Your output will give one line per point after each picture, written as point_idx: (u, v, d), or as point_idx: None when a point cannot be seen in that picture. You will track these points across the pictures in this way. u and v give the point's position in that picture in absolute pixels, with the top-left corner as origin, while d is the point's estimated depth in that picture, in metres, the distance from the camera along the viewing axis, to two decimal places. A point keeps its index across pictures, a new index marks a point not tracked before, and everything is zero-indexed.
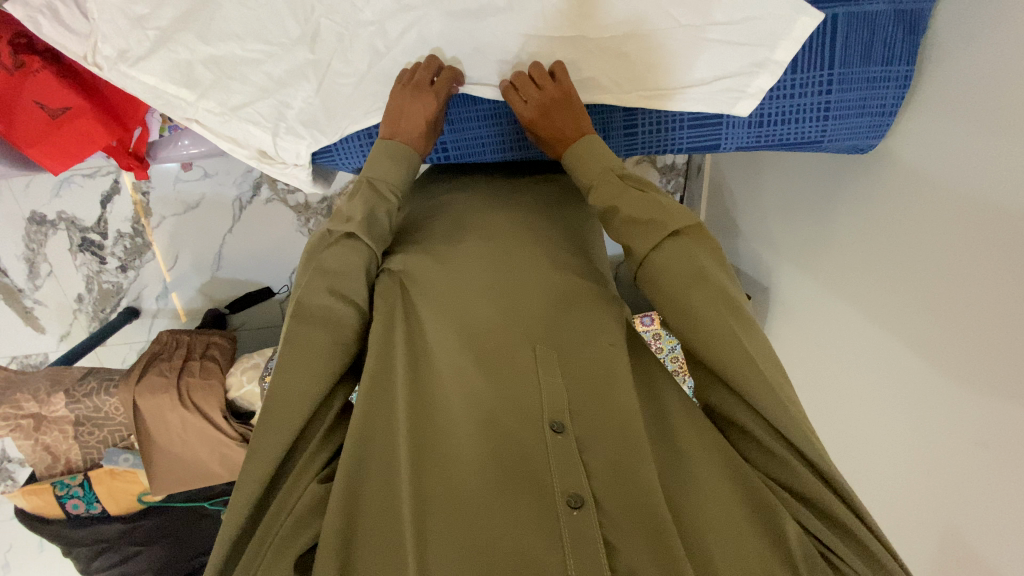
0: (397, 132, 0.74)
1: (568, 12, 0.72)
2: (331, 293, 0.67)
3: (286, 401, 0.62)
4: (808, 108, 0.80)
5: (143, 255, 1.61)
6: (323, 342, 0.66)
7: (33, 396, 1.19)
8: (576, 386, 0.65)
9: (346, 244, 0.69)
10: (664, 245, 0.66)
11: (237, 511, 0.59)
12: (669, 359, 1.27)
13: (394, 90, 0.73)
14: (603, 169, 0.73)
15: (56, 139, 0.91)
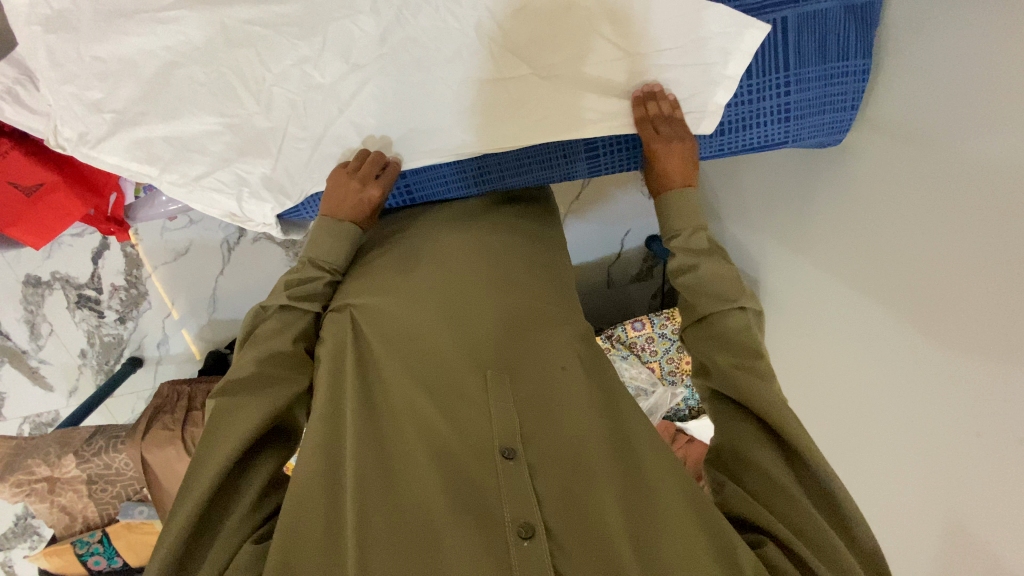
0: (339, 212, 0.75)
1: (521, 51, 0.72)
2: (260, 363, 0.67)
3: (219, 445, 0.61)
4: (767, 112, 0.80)
5: (140, 305, 1.63)
6: (251, 405, 0.65)
7: (44, 460, 1.22)
8: (528, 413, 0.65)
9: (282, 314, 0.72)
10: (733, 317, 0.71)
11: (174, 541, 0.56)
12: (665, 362, 1.26)
13: (338, 173, 0.75)
14: (691, 226, 0.76)
15: (33, 215, 0.94)
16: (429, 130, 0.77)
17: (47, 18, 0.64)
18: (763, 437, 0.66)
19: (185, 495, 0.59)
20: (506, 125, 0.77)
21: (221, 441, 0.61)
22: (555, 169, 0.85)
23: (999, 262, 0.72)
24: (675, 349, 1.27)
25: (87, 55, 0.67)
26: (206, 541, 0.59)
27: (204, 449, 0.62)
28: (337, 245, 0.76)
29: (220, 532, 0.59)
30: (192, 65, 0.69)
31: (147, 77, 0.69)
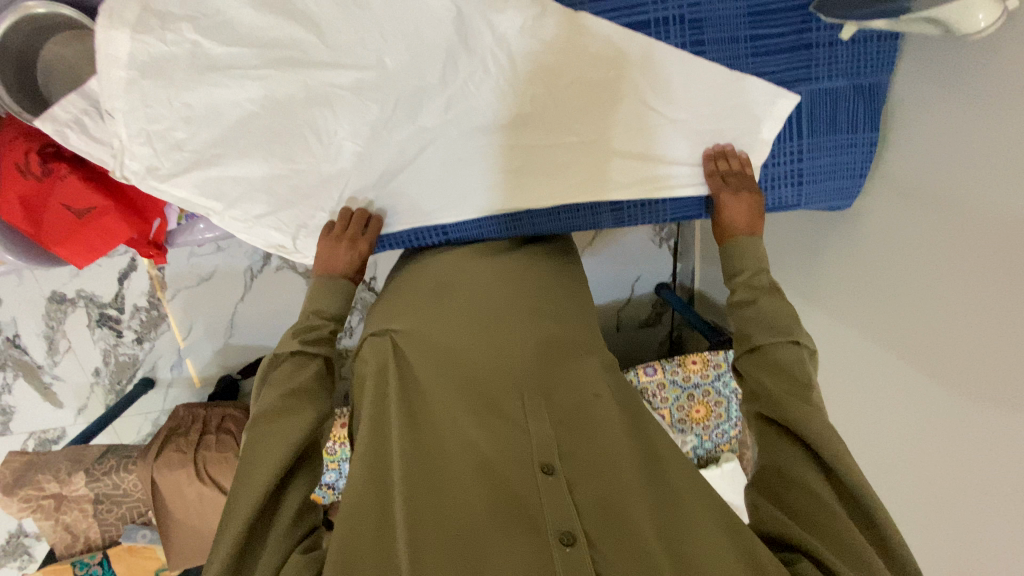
0: (334, 270, 0.81)
1: (563, 112, 0.79)
2: (282, 398, 0.70)
3: (259, 466, 0.64)
4: (782, 176, 0.86)
5: (158, 326, 1.66)
6: (281, 430, 0.67)
7: (54, 477, 1.23)
8: (564, 431, 0.68)
9: (296, 359, 0.75)
10: (784, 348, 0.72)
11: (225, 551, 0.58)
12: (676, 409, 1.28)
13: (328, 236, 0.82)
14: (753, 267, 0.79)
15: (81, 235, 0.98)
16: (474, 177, 0.84)
17: (143, 64, 0.70)
18: (801, 455, 0.65)
19: (230, 512, 0.61)
20: (542, 178, 0.84)
21: (258, 465, 0.64)
22: (582, 220, 0.89)
23: (992, 329, 0.75)
24: (686, 397, 1.29)
25: (175, 101, 0.73)
26: (253, 554, 0.61)
27: (243, 471, 0.64)
28: (335, 297, 0.81)
29: (264, 545, 0.61)
30: (272, 118, 0.75)
31: (230, 125, 0.75)
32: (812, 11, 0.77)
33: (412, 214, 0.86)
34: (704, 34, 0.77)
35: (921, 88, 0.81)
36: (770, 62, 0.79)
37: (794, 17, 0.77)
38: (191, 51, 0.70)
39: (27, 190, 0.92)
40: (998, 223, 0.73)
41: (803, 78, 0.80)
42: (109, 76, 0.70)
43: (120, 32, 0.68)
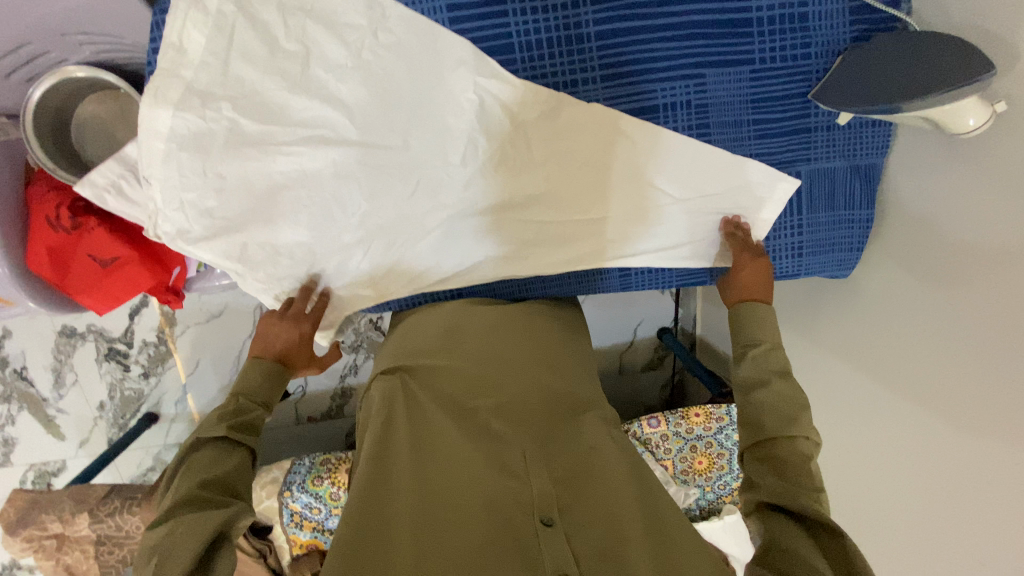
0: (272, 350, 0.80)
1: (574, 192, 0.86)
2: (202, 486, 0.64)
3: (189, 558, 0.59)
4: (784, 248, 0.90)
5: (165, 361, 1.68)
6: (206, 517, 0.62)
7: (58, 517, 1.24)
8: (564, 485, 0.67)
9: (216, 445, 0.69)
10: (795, 439, 0.68)
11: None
12: (678, 460, 1.30)
13: (269, 318, 0.82)
14: (770, 341, 0.78)
15: (105, 285, 1.01)
16: (489, 246, 0.89)
17: (183, 138, 0.75)
18: (811, 540, 0.57)
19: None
20: (554, 245, 0.89)
21: (171, 557, 0.59)
22: (591, 283, 0.94)
23: (970, 400, 0.79)
24: (689, 449, 1.31)
25: (209, 172, 0.78)
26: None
27: (173, 563, 0.59)
28: (266, 377, 0.77)
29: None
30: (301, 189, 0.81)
31: (260, 195, 0.80)
32: (809, 99, 0.82)
33: (429, 276, 0.90)
34: (709, 117, 0.82)
35: (909, 173, 0.86)
36: (771, 143, 0.84)
37: (794, 103, 0.83)
38: (228, 126, 0.76)
39: (56, 242, 0.95)
40: (987, 305, 0.76)
41: (802, 158, 0.85)
42: (149, 148, 0.74)
43: (165, 109, 0.73)
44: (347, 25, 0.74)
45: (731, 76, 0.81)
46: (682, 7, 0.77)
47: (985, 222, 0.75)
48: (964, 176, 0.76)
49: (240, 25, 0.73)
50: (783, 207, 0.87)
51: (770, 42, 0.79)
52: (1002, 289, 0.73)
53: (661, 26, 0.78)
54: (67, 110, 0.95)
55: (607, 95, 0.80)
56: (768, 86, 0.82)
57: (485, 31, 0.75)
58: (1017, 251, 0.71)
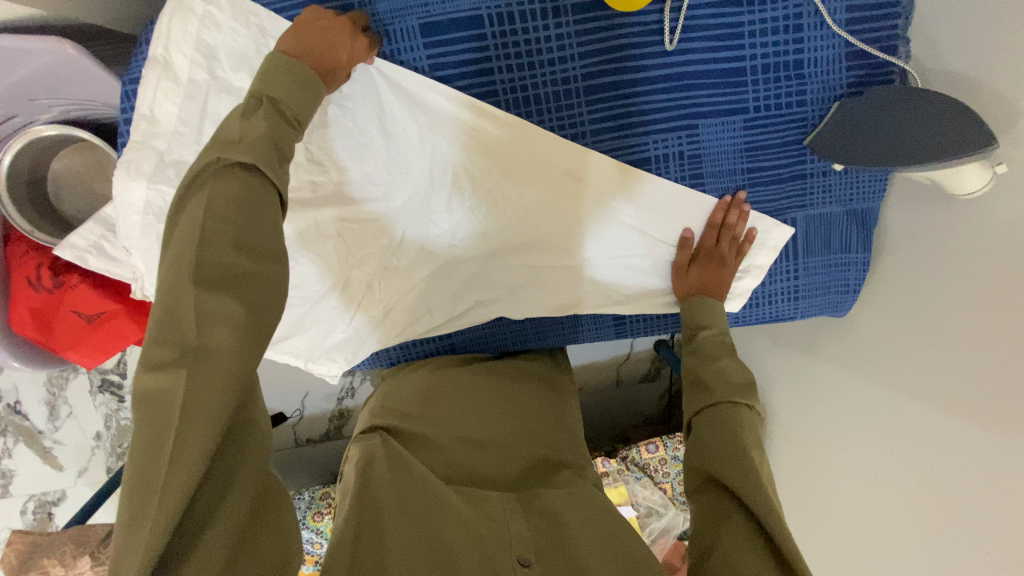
0: (302, 56, 0.58)
1: (567, 243, 0.84)
2: (233, 250, 0.47)
3: (211, 391, 0.44)
4: (779, 292, 0.89)
5: None
6: (232, 341, 0.45)
7: (60, 561, 1.24)
8: (542, 531, 0.65)
9: (240, 179, 0.49)
10: (729, 408, 0.69)
11: (169, 512, 0.41)
12: (677, 483, 1.29)
13: (305, 18, 0.61)
14: (719, 327, 0.79)
15: (90, 341, 0.99)
16: (482, 300, 0.87)
17: (161, 210, 0.74)
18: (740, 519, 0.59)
19: (177, 445, 0.42)
20: (544, 294, 0.87)
21: (201, 356, 0.44)
22: (586, 332, 0.93)
23: (936, 454, 0.79)
24: None
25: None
26: (201, 510, 0.44)
27: (197, 376, 0.44)
28: (304, 95, 0.56)
29: (215, 515, 0.45)
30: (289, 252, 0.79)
31: None
32: (805, 145, 0.80)
33: (418, 331, 0.88)
34: (702, 168, 0.80)
35: (902, 219, 0.84)
36: (767, 191, 0.83)
37: (790, 150, 0.81)
38: None
39: (38, 302, 0.93)
40: (956, 364, 0.76)
41: (797, 206, 0.84)
42: (127, 221, 0.73)
43: (138, 182, 0.72)
44: None
45: (725, 125, 0.79)
46: (676, 58, 0.74)
47: (969, 278, 0.74)
48: (954, 229, 0.76)
49: (216, 92, 0.71)
50: (778, 252, 0.86)
51: (764, 89, 0.77)
52: (982, 350, 0.72)
53: (652, 78, 0.75)
54: (41, 167, 0.92)
55: (598, 148, 0.78)
56: (765, 134, 0.80)
57: (469, 90, 0.74)
58: (996, 315, 0.70)
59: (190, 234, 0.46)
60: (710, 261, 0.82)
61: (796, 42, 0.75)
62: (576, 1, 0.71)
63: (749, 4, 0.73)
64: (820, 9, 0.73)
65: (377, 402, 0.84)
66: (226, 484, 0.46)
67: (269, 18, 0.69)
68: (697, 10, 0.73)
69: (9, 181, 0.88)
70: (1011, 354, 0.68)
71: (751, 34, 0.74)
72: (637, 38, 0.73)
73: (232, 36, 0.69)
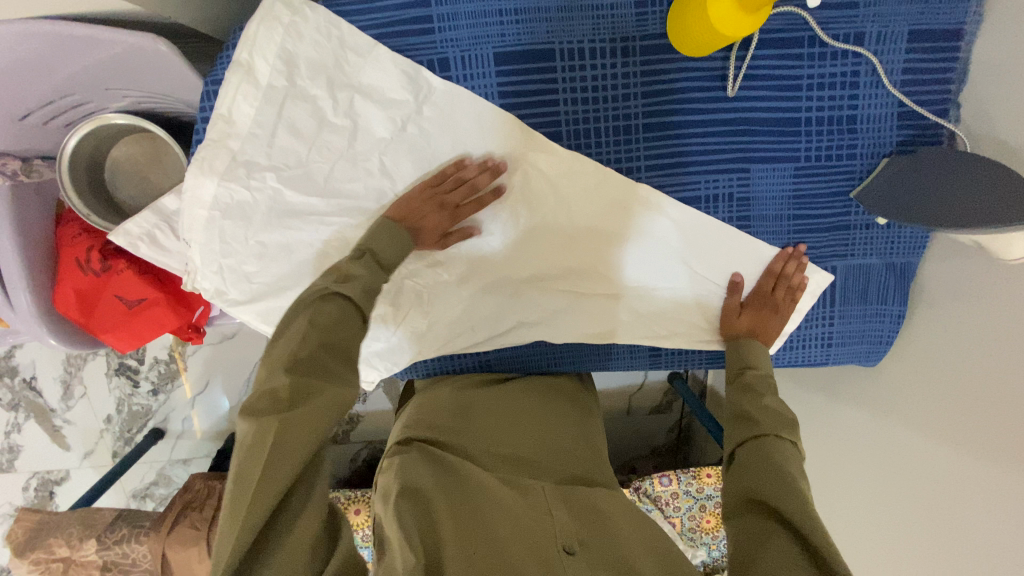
0: (404, 223, 0.72)
1: (609, 271, 0.86)
2: (324, 349, 0.57)
3: (291, 448, 0.50)
4: (814, 337, 0.91)
5: (175, 379, 1.59)
6: (316, 412, 0.53)
7: (66, 541, 1.23)
8: (584, 527, 0.67)
9: (336, 301, 0.60)
10: (773, 439, 0.69)
11: (244, 532, 0.47)
12: (686, 518, 1.29)
13: (425, 191, 0.75)
14: (766, 368, 0.79)
15: (128, 325, 1.00)
16: (522, 318, 0.88)
17: (226, 206, 0.76)
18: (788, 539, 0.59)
19: (260, 486, 0.49)
20: (584, 317, 0.88)
21: (294, 421, 0.51)
22: (620, 361, 0.94)
23: (939, 516, 0.79)
24: (697, 508, 1.30)
25: (250, 240, 0.78)
26: (269, 544, 0.48)
27: (284, 434, 0.51)
28: (393, 244, 0.69)
29: (276, 548, 0.48)
30: (341, 256, 0.81)
31: (297, 261, 0.80)
32: (851, 197, 0.82)
33: (456, 343, 0.89)
34: (750, 211, 0.82)
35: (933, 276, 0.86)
36: (811, 238, 0.84)
37: (836, 201, 0.83)
38: (271, 196, 0.77)
39: (84, 285, 0.95)
40: None
41: (838, 255, 0.86)
42: (192, 215, 0.75)
43: (209, 179, 0.74)
44: (391, 97, 0.75)
45: (776, 171, 0.81)
46: (735, 103, 0.77)
47: (986, 340, 0.75)
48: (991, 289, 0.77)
49: (292, 99, 0.74)
50: (815, 298, 0.87)
51: (817, 141, 0.80)
52: None
53: (710, 120, 0.78)
54: (101, 154, 0.95)
55: (652, 182, 0.80)
56: (814, 183, 0.82)
57: (533, 117, 0.77)
58: None
59: (293, 337, 0.56)
60: (761, 306, 0.83)
61: (851, 98, 0.78)
62: (646, 42, 0.74)
63: (809, 58, 0.76)
64: (878, 69, 0.76)
65: (408, 416, 0.85)
66: (293, 523, 0.50)
67: (353, 35, 0.72)
68: (760, 60, 0.76)
69: (70, 166, 0.90)
70: (1015, 419, 0.68)
71: (809, 87, 0.77)
72: (701, 80, 0.76)
73: (315, 47, 0.72)
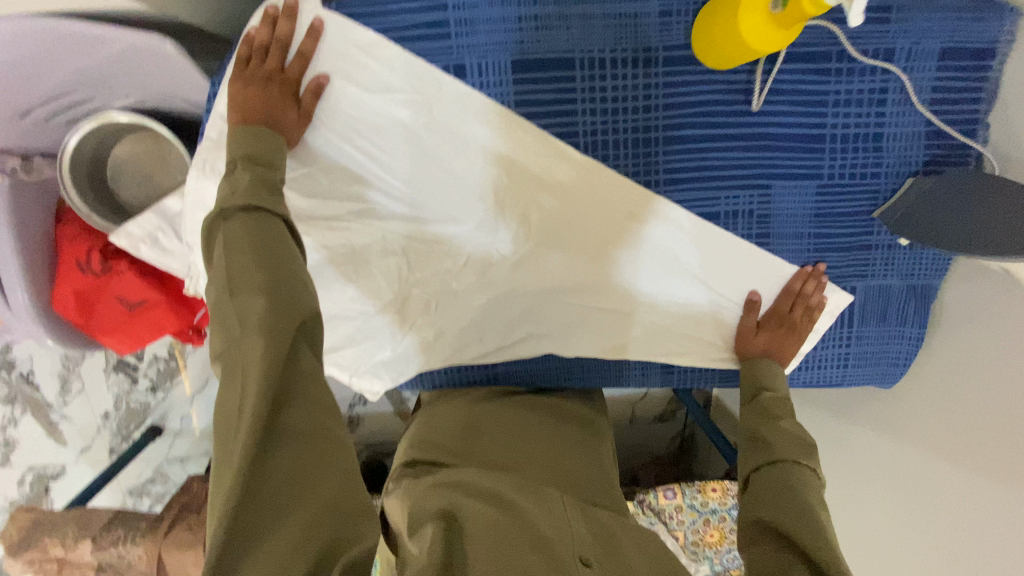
0: (249, 120, 0.62)
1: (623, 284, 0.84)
2: (241, 259, 0.50)
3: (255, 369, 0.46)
4: (830, 357, 0.89)
5: (175, 376, 1.62)
6: (265, 324, 0.48)
7: (60, 542, 1.21)
8: (601, 541, 0.66)
9: (248, 216, 0.54)
10: (788, 463, 0.68)
11: (237, 468, 0.43)
12: (690, 532, 1.27)
13: (242, 76, 0.65)
14: (783, 391, 0.78)
15: (129, 327, 0.97)
16: (531, 331, 0.86)
17: None
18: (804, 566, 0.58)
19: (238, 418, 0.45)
20: (595, 331, 0.86)
21: (248, 345, 0.47)
22: (632, 377, 0.90)
23: (955, 545, 0.77)
24: (702, 521, 1.28)
25: None
26: (269, 466, 0.45)
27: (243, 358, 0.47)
28: (264, 142, 0.61)
29: (278, 472, 0.45)
30: (348, 263, 0.79)
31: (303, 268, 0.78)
32: (874, 217, 0.80)
33: (463, 354, 0.87)
34: (770, 228, 0.80)
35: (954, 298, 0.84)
36: (831, 258, 0.82)
37: (858, 220, 0.81)
38: None
39: (84, 285, 0.91)
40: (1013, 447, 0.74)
41: (858, 275, 0.84)
42: (196, 219, 0.73)
43: (211, 181, 0.73)
44: (402, 101, 0.73)
45: (798, 189, 0.79)
46: (758, 118, 0.75)
47: (1007, 367, 0.72)
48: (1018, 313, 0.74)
49: None
50: (833, 319, 0.85)
51: (841, 158, 0.77)
52: None
53: (732, 134, 0.75)
54: (103, 152, 0.93)
55: (671, 196, 0.78)
56: (836, 202, 0.80)
57: (549, 126, 0.74)
58: None
59: (217, 269, 0.51)
60: (776, 327, 0.82)
61: (878, 116, 0.75)
62: (670, 52, 0.72)
63: (837, 74, 0.74)
64: (907, 86, 0.74)
65: (414, 434, 0.84)
66: (290, 440, 0.46)
67: (365, 37, 0.70)
68: (786, 74, 0.73)
69: (71, 165, 0.87)
70: None
71: (835, 103, 0.75)
72: (725, 93, 0.73)
73: (324, 48, 0.70)
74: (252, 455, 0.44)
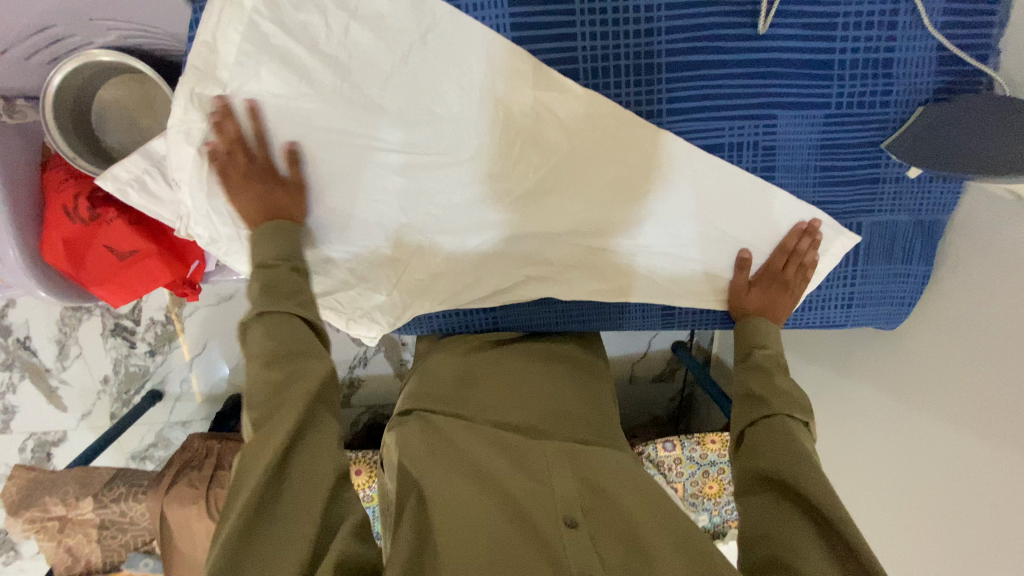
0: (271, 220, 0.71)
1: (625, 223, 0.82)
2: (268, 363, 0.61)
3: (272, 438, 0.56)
4: (835, 298, 0.87)
5: (172, 341, 1.55)
6: (286, 412, 0.57)
7: (61, 500, 1.22)
8: (590, 491, 0.64)
9: (274, 318, 0.64)
10: (779, 417, 0.67)
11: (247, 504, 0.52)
12: (689, 484, 1.27)
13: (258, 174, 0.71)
14: (777, 348, 0.77)
15: (119, 278, 0.95)
16: (530, 273, 0.84)
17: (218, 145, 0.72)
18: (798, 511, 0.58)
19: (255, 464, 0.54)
20: (595, 273, 0.85)
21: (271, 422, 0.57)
22: (631, 321, 0.90)
23: None
24: (700, 474, 1.28)
25: None
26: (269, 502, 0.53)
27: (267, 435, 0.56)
28: (281, 245, 0.69)
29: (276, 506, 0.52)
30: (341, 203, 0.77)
31: None
32: (883, 149, 0.78)
33: (460, 298, 0.85)
34: (775, 161, 0.78)
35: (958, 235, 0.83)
36: (836, 193, 0.80)
37: (866, 152, 0.78)
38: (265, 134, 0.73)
39: (72, 233, 0.90)
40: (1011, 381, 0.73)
41: (865, 211, 0.82)
42: (182, 153, 0.71)
43: (198, 114, 0.70)
44: (394, 27, 0.70)
45: (804, 120, 0.76)
46: (763, 44, 0.72)
47: None
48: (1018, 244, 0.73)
49: (288, 28, 0.69)
50: (837, 259, 0.84)
51: (850, 86, 0.75)
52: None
53: (736, 62, 0.73)
54: (87, 95, 0.90)
55: (673, 128, 0.75)
56: (843, 133, 0.77)
57: (548, 54, 0.71)
58: None
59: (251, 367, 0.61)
60: (770, 284, 0.82)
61: (889, 40, 0.73)
62: None
63: None
64: (918, 8, 0.71)
65: (410, 387, 0.83)
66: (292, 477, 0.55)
67: None
68: None
69: (54, 105, 0.85)
70: None
71: (844, 27, 0.72)
72: (729, 17, 0.71)
73: None
74: (265, 500, 0.53)
